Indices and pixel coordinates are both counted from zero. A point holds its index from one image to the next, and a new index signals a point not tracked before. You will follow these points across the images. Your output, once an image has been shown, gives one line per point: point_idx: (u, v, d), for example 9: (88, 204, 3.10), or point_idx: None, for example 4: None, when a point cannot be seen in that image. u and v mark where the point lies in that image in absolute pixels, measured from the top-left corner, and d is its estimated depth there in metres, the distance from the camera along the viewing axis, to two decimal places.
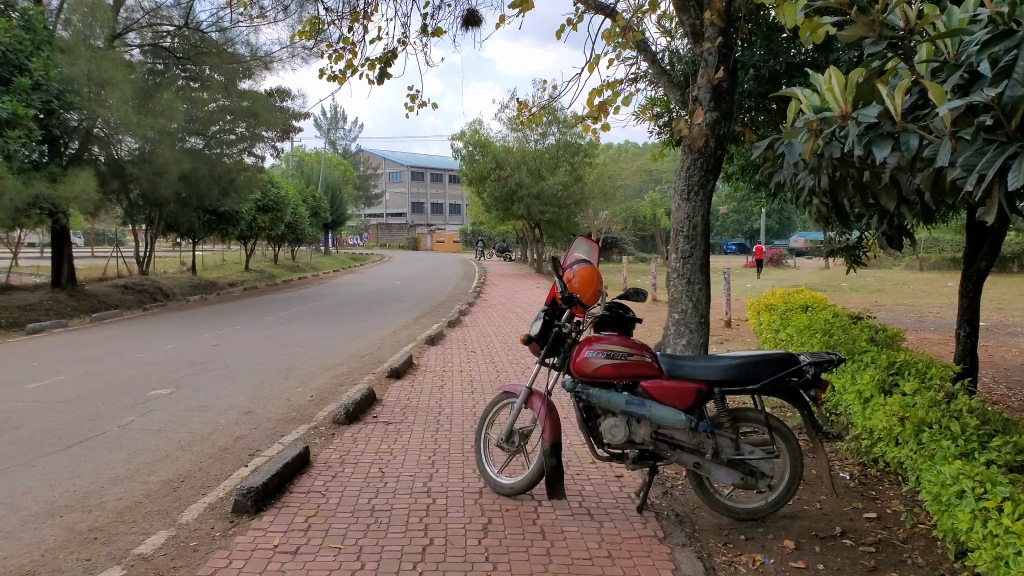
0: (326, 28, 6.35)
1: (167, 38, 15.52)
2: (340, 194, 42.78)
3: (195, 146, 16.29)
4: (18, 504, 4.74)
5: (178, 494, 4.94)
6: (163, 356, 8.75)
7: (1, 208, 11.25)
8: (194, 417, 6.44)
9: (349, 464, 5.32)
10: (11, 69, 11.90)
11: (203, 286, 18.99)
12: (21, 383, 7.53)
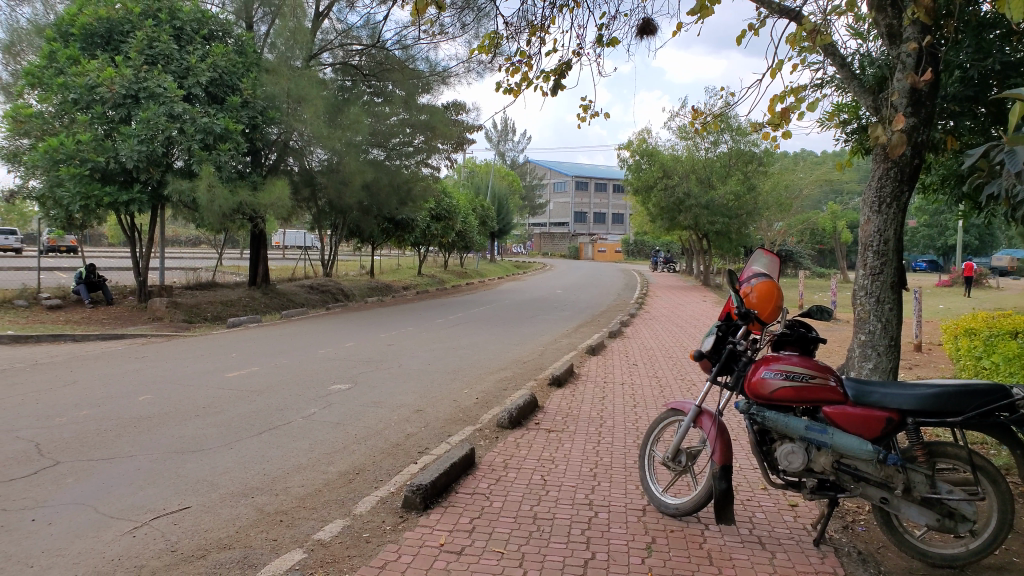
0: (503, 42, 6.50)
1: (356, 57, 16.77)
2: (507, 204, 43.79)
3: (377, 157, 17.30)
4: (217, 482, 5.21)
5: (353, 486, 5.22)
6: (342, 354, 9.34)
7: (211, 212, 12.50)
8: (368, 413, 6.79)
9: (513, 469, 5.39)
10: (224, 89, 13.28)
11: (379, 289, 20.13)
12: (222, 372, 8.32)
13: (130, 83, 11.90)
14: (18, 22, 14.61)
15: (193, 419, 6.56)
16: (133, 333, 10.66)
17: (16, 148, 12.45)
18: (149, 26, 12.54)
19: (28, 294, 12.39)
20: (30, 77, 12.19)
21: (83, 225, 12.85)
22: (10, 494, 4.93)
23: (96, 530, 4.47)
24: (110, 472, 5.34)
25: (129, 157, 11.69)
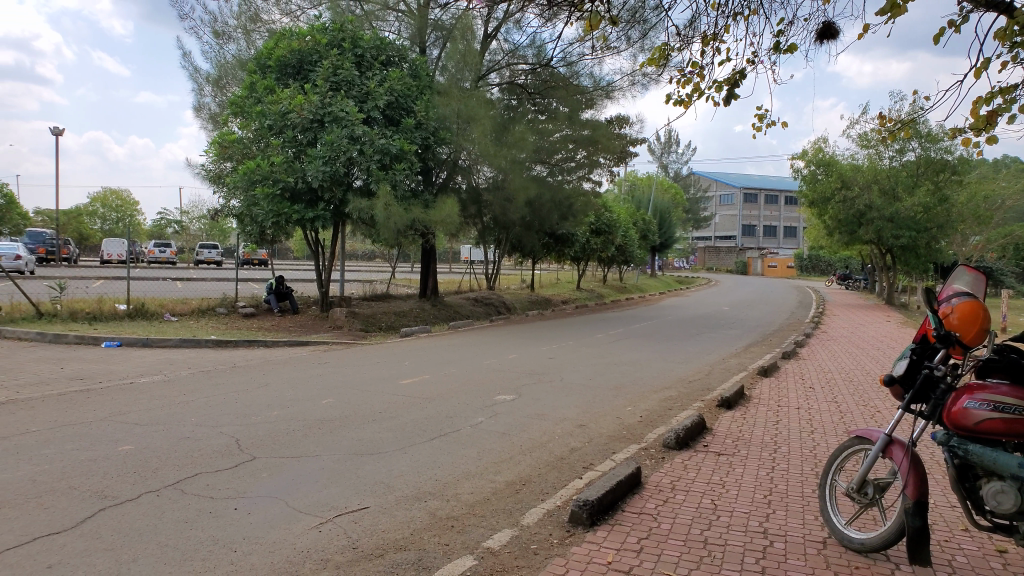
0: (673, 54, 6.43)
1: (523, 76, 17.11)
2: (670, 217, 43.03)
3: (541, 174, 17.59)
4: (393, 484, 5.48)
5: (520, 496, 5.30)
6: (506, 366, 9.54)
7: (386, 228, 13.21)
8: (533, 425, 6.88)
9: (680, 491, 5.24)
10: (400, 111, 14.02)
11: (540, 303, 20.44)
12: (395, 379, 8.76)
13: (317, 108, 12.89)
14: (224, 57, 16.31)
15: (369, 423, 6.96)
16: (316, 340, 11.48)
17: (221, 170, 14.41)
18: (334, 55, 13.55)
19: (228, 303, 13.71)
20: (234, 107, 13.79)
21: (274, 240, 14.05)
22: (215, 484, 5.45)
23: (287, 522, 4.83)
24: (298, 469, 5.76)
25: (314, 178, 12.67)
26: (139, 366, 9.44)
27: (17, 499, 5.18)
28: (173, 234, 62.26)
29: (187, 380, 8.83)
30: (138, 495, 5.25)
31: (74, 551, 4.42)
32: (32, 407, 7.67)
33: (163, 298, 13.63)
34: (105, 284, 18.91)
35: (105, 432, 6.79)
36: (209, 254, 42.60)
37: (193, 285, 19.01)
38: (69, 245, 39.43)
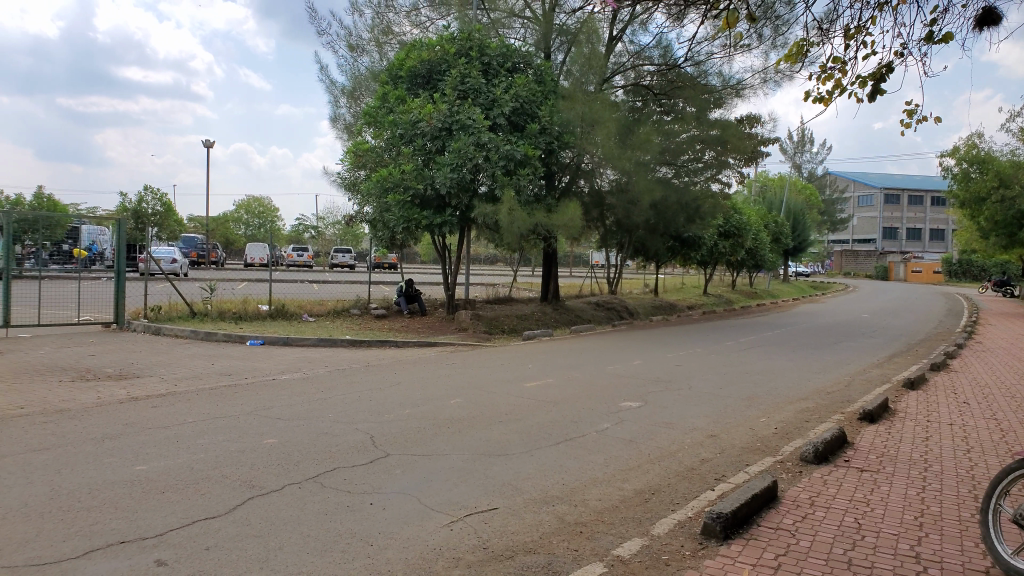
0: (811, 49, 6.11)
1: (648, 77, 17.19)
2: (804, 219, 41.19)
3: (666, 176, 17.28)
4: (521, 487, 5.52)
5: (650, 505, 5.20)
6: (632, 372, 9.42)
7: (511, 233, 13.31)
8: (661, 433, 6.75)
9: (820, 508, 4.98)
10: (525, 117, 14.14)
11: (664, 308, 20.07)
12: (521, 383, 8.85)
13: (446, 117, 13.27)
14: (358, 70, 17.08)
15: (496, 425, 7.05)
16: (443, 342, 11.77)
17: (355, 178, 15.04)
18: (461, 64, 13.91)
19: (360, 305, 14.32)
20: (367, 117, 14.46)
21: (404, 245, 14.55)
22: (353, 479, 5.68)
23: (420, 519, 4.96)
24: (429, 468, 5.91)
25: (442, 185, 13.04)
26: (281, 363, 10.03)
27: (177, 485, 5.62)
28: (309, 239, 65.84)
29: (324, 377, 9.29)
30: (283, 486, 5.56)
31: (227, 536, 4.73)
32: (188, 399, 8.31)
33: (303, 300, 14.42)
34: (251, 286, 20.24)
35: (253, 426, 7.26)
36: (343, 258, 44.71)
37: (330, 287, 20.00)
38: (220, 250, 42.51)
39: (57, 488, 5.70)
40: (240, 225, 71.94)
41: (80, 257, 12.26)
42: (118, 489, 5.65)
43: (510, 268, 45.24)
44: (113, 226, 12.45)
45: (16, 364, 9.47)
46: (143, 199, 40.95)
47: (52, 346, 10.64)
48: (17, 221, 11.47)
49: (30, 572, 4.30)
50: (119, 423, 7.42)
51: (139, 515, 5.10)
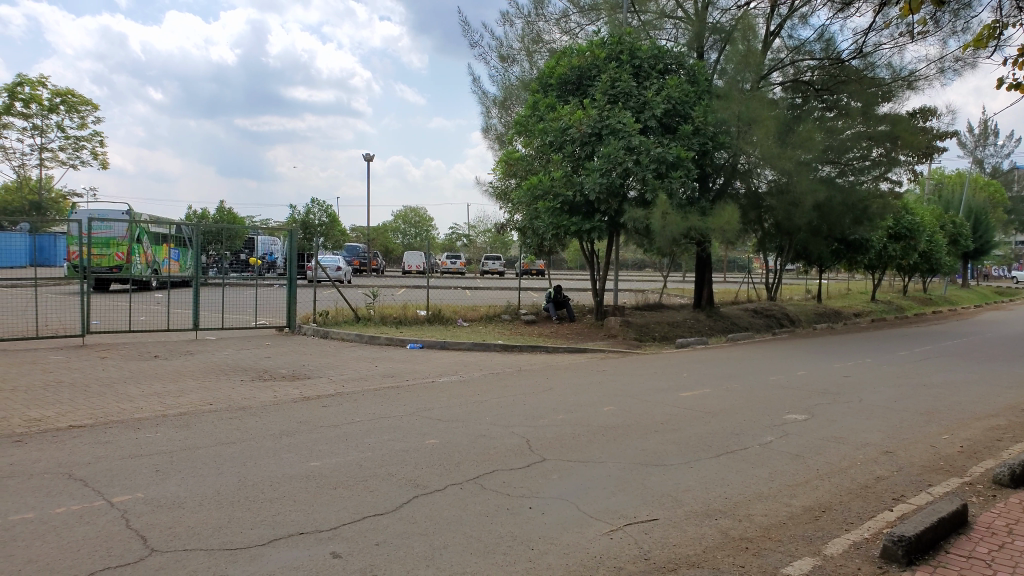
0: (1006, 31, 5.55)
1: (808, 73, 16.47)
2: (987, 218, 37.71)
3: (829, 175, 16.34)
4: (681, 498, 5.38)
5: (820, 524, 4.91)
6: (795, 382, 8.97)
7: (664, 238, 12.99)
8: (830, 448, 6.39)
9: (1021, 537, 4.50)
10: (677, 118, 13.85)
11: (827, 315, 19.00)
12: (676, 392, 8.67)
13: (596, 122, 13.27)
14: (509, 80, 17.46)
15: (651, 435, 6.97)
16: (594, 348, 11.75)
17: (506, 187, 15.77)
18: (612, 68, 13.88)
19: (512, 310, 14.59)
20: (518, 126, 14.77)
21: (553, 251, 14.70)
22: (511, 481, 5.84)
23: (580, 525, 4.95)
24: (586, 475, 5.92)
25: (592, 190, 13.04)
26: (438, 366, 10.40)
27: (349, 481, 6.05)
28: (459, 246, 68.06)
29: (480, 382, 9.54)
30: (445, 486, 5.80)
31: (395, 532, 4.94)
32: (355, 400, 8.81)
33: (457, 305, 14.91)
34: (410, 292, 21.17)
35: (415, 429, 7.59)
36: (493, 264, 45.89)
37: (483, 293, 20.53)
38: (379, 257, 44.81)
39: (245, 480, 6.21)
40: (395, 234, 75.64)
41: (255, 265, 13.30)
42: (297, 483, 6.08)
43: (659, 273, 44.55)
44: (285, 237, 13.61)
45: (205, 364, 10.41)
46: (312, 210, 44.04)
47: (235, 347, 11.62)
48: (204, 233, 12.72)
49: (223, 555, 4.70)
50: (294, 421, 8.02)
51: (315, 509, 5.46)
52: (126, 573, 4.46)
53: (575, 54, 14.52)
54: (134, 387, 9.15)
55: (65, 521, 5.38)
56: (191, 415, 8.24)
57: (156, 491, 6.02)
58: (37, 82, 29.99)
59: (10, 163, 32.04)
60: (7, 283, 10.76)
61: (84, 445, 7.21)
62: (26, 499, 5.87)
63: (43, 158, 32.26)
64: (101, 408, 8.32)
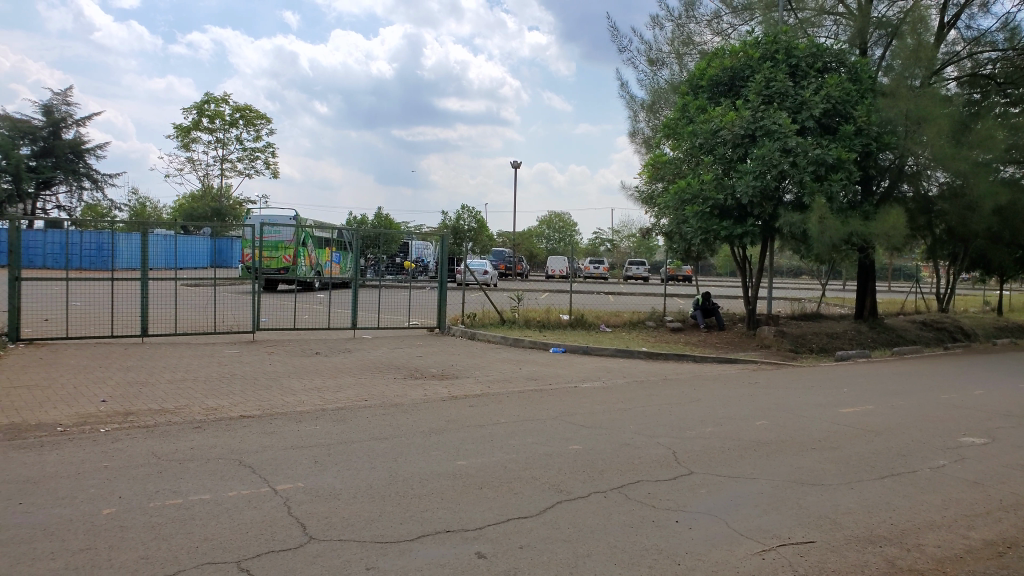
0: None
1: (988, 67, 15.42)
2: None
3: (1012, 176, 14.81)
4: (841, 522, 5.08)
5: (1004, 561, 4.47)
6: (972, 402, 8.23)
7: (822, 244, 12.31)
8: (1014, 477, 5.81)
9: None
10: (838, 118, 13.08)
11: (1009, 329, 17.29)
12: (834, 408, 8.20)
13: (749, 123, 12.84)
14: (658, 83, 17.22)
15: (805, 453, 6.63)
16: (745, 359, 11.34)
17: (652, 191, 15.68)
18: (767, 68, 13.35)
19: (657, 317, 14.37)
20: (667, 129, 14.57)
21: (701, 257, 14.35)
22: (657, 493, 5.78)
23: (730, 543, 4.79)
24: (735, 492, 5.73)
25: (744, 194, 12.62)
26: (581, 372, 10.41)
27: (494, 482, 6.19)
28: (603, 252, 67.86)
29: (623, 391, 9.46)
30: (589, 493, 5.82)
31: (539, 536, 4.99)
32: (500, 401, 9.02)
33: (600, 310, 14.89)
34: (555, 297, 21.37)
35: (558, 434, 7.65)
36: (638, 270, 45.45)
37: (627, 299, 20.36)
38: (524, 262, 45.55)
39: (395, 475, 6.50)
40: (539, 239, 76.80)
41: (409, 268, 13.86)
42: (445, 481, 6.30)
43: (815, 281, 42.25)
44: (437, 241, 14.04)
45: (361, 361, 11.02)
46: (461, 216, 45.54)
47: (387, 346, 12.19)
48: (363, 238, 13.46)
49: (375, 548, 4.93)
50: (443, 420, 8.32)
51: (462, 508, 5.62)
52: (289, 558, 4.80)
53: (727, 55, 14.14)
54: (297, 381, 9.82)
55: (236, 505, 5.86)
56: (348, 410, 8.75)
57: (315, 481, 6.42)
58: (221, 99, 32.95)
59: (198, 174, 35.48)
60: (192, 282, 11.91)
61: (253, 434, 7.83)
62: (204, 481, 6.45)
63: (225, 168, 35.43)
64: (268, 400, 9.00)
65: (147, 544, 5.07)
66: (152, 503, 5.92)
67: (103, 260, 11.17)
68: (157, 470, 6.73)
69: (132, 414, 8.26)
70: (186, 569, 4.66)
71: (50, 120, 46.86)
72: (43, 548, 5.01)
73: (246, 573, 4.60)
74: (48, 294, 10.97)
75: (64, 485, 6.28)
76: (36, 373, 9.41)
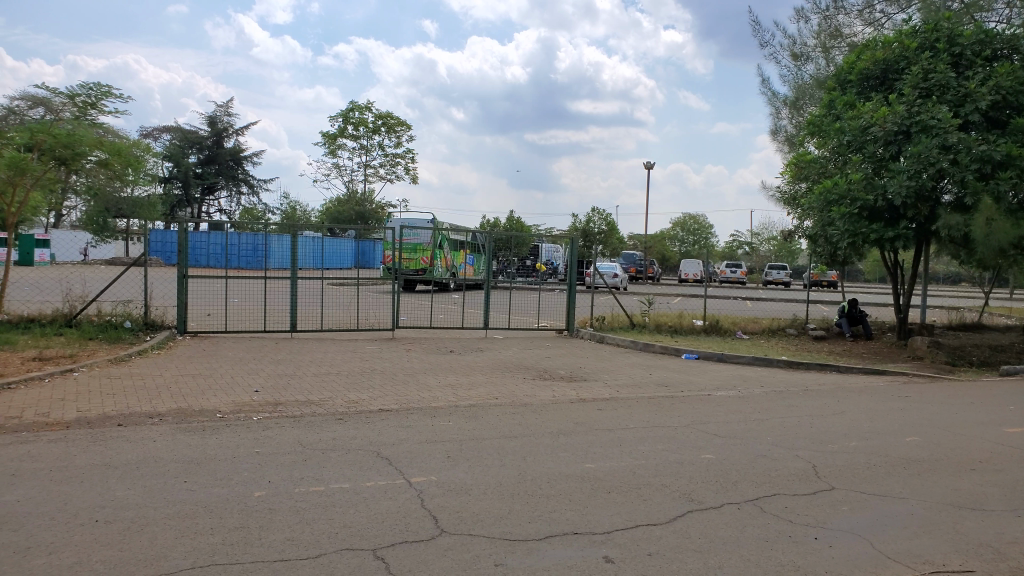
0: None
1: None
2: None
3: None
4: (1005, 551, 4.66)
5: None
6: None
7: (988, 248, 11.29)
8: None
9: None
10: (1008, 111, 11.95)
11: None
12: (999, 427, 7.52)
13: (903, 118, 11.99)
14: (802, 79, 16.56)
15: (963, 475, 6.13)
16: (895, 370, 10.61)
17: (795, 192, 14.99)
18: (925, 58, 12.44)
19: (798, 325, 13.72)
20: (811, 127, 13.90)
21: (847, 262, 13.54)
22: (794, 508, 5.53)
23: (875, 565, 4.51)
24: (882, 512, 5.39)
25: (896, 194, 11.76)
26: (715, 379, 10.11)
27: (623, 487, 6.13)
28: (739, 254, 65.73)
29: (760, 400, 9.09)
30: (721, 504, 5.66)
31: (668, 545, 4.90)
32: (630, 406, 8.92)
33: (737, 317, 14.39)
34: (688, 301, 20.91)
35: (690, 442, 7.47)
36: (777, 275, 43.64)
37: (765, 305, 19.60)
38: (656, 266, 44.90)
39: (524, 474, 6.58)
40: (671, 241, 75.59)
41: (539, 271, 13.98)
42: (573, 483, 6.31)
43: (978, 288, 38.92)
44: (567, 244, 14.02)
45: (493, 360, 11.24)
46: (591, 219, 45.48)
47: (518, 346, 12.35)
48: (495, 241, 13.74)
49: (503, 545, 5.01)
50: (572, 422, 8.34)
51: (589, 510, 5.61)
52: (421, 549, 4.96)
53: (880, 47, 13.30)
54: (431, 378, 10.15)
55: (373, 495, 6.13)
56: (479, 407, 8.94)
57: (447, 476, 6.61)
58: (364, 107, 34.57)
59: (343, 179, 37.48)
60: (337, 281, 12.56)
61: (391, 427, 8.17)
62: (343, 471, 6.80)
63: (367, 174, 37.17)
64: (405, 395, 9.36)
65: (293, 527, 5.40)
66: (297, 488, 6.31)
67: (257, 260, 12.02)
68: (303, 458, 7.16)
69: (281, 404, 8.82)
70: (326, 553, 4.93)
71: (214, 130, 50.91)
72: (203, 524, 5.46)
73: (382, 561, 4.80)
74: (210, 290, 11.92)
75: (222, 468, 6.81)
76: (200, 362, 10.26)
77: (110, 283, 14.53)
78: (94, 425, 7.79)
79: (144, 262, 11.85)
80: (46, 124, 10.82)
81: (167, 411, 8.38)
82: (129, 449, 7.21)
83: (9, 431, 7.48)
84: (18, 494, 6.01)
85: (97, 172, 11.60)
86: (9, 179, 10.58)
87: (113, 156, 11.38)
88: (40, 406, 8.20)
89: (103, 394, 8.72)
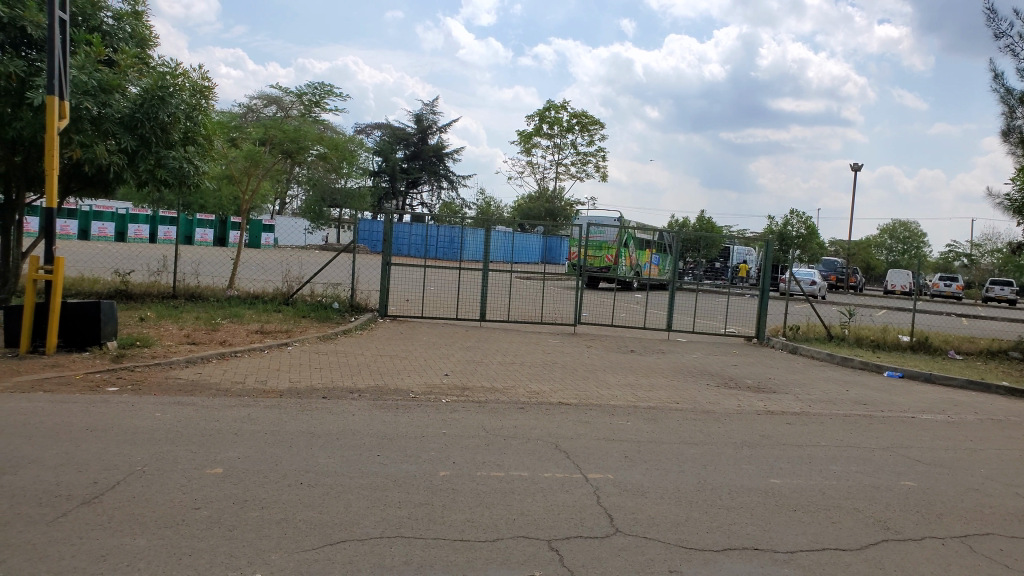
0: None
1: None
2: None
3: None
4: None
5: None
6: None
7: None
8: None
9: None
10: None
11: None
12: None
13: None
14: None
15: None
16: None
17: None
18: None
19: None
20: None
21: None
22: (1010, 552, 5.01)
23: None
24: None
25: None
26: (921, 402, 9.28)
27: (810, 507, 5.81)
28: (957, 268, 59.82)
29: (974, 428, 8.24)
30: (923, 537, 5.23)
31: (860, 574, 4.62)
32: (823, 423, 8.42)
33: (950, 334, 13.13)
34: (895, 315, 19.46)
35: (888, 466, 6.94)
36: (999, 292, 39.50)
37: (986, 324, 17.72)
38: (859, 275, 42.14)
39: (703, 483, 6.41)
40: (880, 250, 71.58)
41: (728, 273, 13.35)
42: (755, 497, 6.06)
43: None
44: (762, 246, 13.49)
45: (674, 364, 11.05)
46: (790, 221, 43.44)
47: (702, 351, 12.04)
48: (684, 241, 13.50)
49: (679, 552, 4.92)
50: (758, 433, 8.01)
51: (772, 527, 5.37)
52: (597, 546, 4.99)
53: None
54: (612, 375, 10.16)
55: (551, 486, 6.24)
56: (659, 410, 8.82)
57: (624, 475, 6.58)
58: (561, 106, 35.22)
59: (536, 177, 38.71)
60: (525, 275, 12.86)
61: (570, 421, 8.27)
62: (524, 459, 6.97)
63: (560, 173, 38.03)
64: (585, 390, 9.44)
65: (474, 508, 5.62)
66: (479, 472, 6.55)
67: (454, 252, 12.67)
68: (486, 443, 7.43)
69: (468, 388, 9.21)
70: (504, 538, 5.09)
71: (421, 127, 54.45)
72: (393, 496, 5.82)
73: (556, 552, 4.88)
74: (409, 278, 12.72)
75: (411, 445, 7.20)
76: (398, 345, 10.94)
77: (324, 265, 15.82)
78: (303, 396, 8.54)
79: (352, 248, 12.79)
80: (278, 120, 12.13)
81: (366, 387, 9.01)
82: (331, 420, 7.83)
83: (234, 394, 8.37)
84: (240, 451, 6.71)
85: (317, 164, 12.74)
86: (245, 168, 12.37)
87: (332, 150, 12.38)
88: (259, 374, 9.12)
89: (312, 367, 9.56)
